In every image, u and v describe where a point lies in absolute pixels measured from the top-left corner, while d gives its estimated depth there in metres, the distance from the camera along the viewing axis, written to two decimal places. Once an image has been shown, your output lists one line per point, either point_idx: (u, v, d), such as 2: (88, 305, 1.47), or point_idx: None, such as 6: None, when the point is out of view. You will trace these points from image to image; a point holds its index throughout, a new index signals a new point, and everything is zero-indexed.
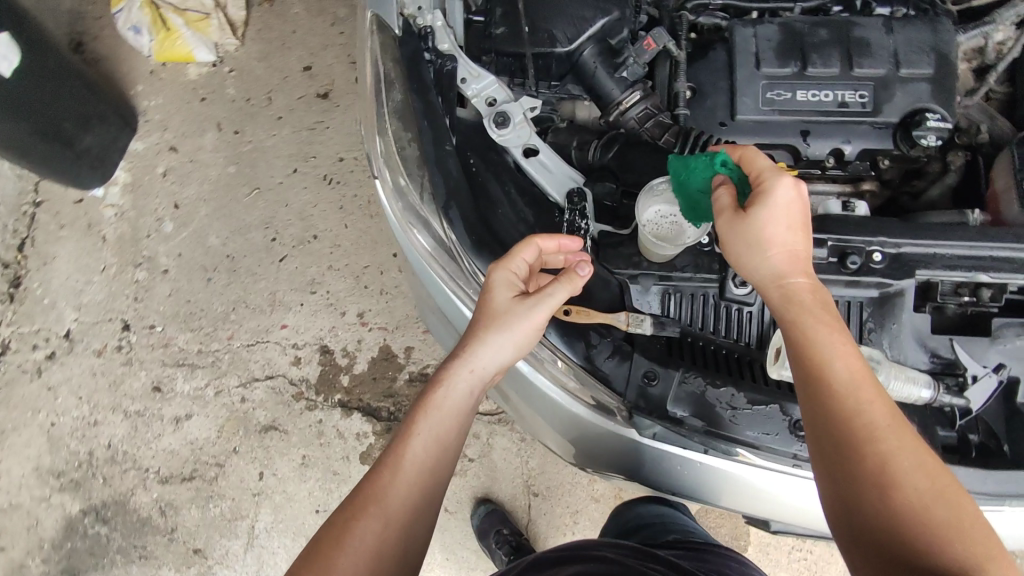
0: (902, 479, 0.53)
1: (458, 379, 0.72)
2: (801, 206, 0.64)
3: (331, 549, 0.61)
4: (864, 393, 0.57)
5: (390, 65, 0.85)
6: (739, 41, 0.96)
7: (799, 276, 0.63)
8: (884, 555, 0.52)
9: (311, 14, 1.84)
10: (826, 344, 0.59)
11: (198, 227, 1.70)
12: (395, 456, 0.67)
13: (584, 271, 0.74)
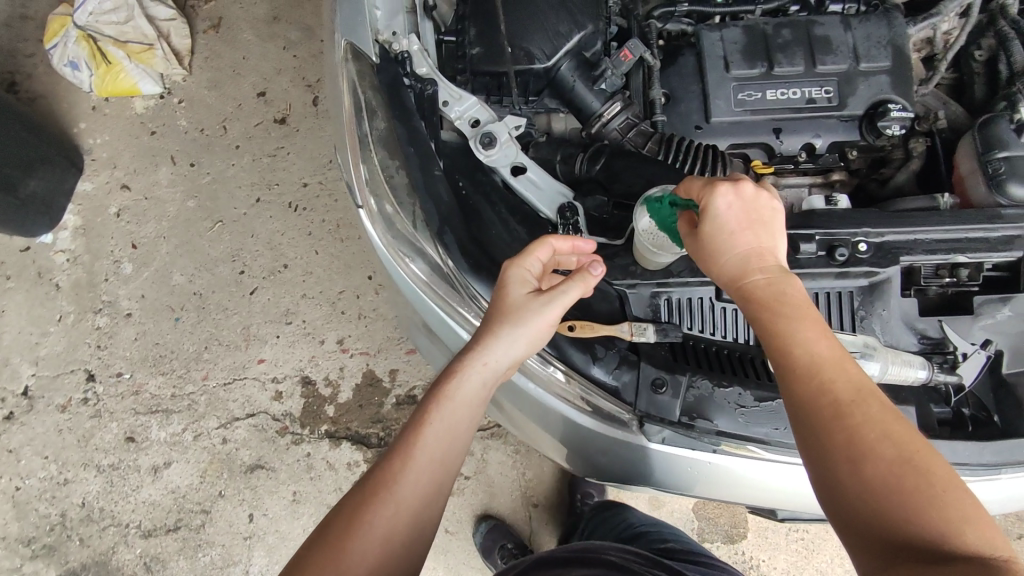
0: (880, 452, 0.50)
1: (467, 373, 0.69)
2: (747, 204, 0.64)
3: (340, 536, 0.59)
4: (831, 370, 0.54)
5: (370, 93, 0.84)
6: (707, 46, 0.98)
7: (758, 272, 0.63)
8: (866, 531, 0.49)
9: (260, 39, 1.79)
10: (797, 328, 0.57)
11: (160, 266, 1.63)
12: (404, 446, 0.65)
13: (598, 271, 0.72)
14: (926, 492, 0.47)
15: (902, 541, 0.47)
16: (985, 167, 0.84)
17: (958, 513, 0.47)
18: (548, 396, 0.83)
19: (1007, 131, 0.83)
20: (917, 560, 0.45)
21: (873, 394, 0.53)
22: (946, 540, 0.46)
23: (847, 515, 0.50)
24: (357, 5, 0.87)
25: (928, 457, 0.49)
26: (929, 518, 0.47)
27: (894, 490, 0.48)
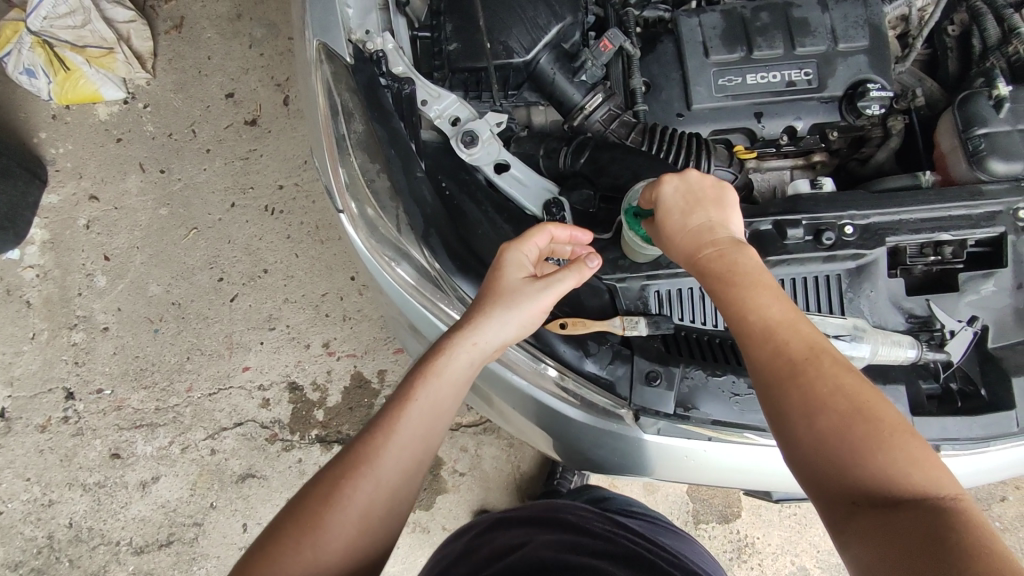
0: (830, 407, 0.51)
1: (457, 353, 0.67)
2: (688, 189, 0.66)
3: (317, 513, 0.58)
4: (784, 331, 0.55)
5: (346, 95, 0.81)
6: (686, 32, 0.97)
7: (710, 244, 0.63)
8: (822, 481, 0.50)
9: (225, 38, 1.73)
10: (755, 294, 0.58)
11: (135, 277, 1.59)
12: (385, 423, 0.63)
13: (594, 263, 0.72)
14: (880, 440, 0.49)
15: (855, 489, 0.48)
16: (965, 144, 0.86)
17: (908, 457, 0.48)
18: (543, 394, 0.81)
19: (986, 107, 0.85)
20: (870, 506, 0.47)
21: (825, 348, 0.54)
22: (896, 484, 0.47)
23: (806, 470, 0.51)
24: (327, 4, 0.82)
25: (876, 405, 0.50)
26: (882, 464, 0.48)
27: (848, 442, 0.49)
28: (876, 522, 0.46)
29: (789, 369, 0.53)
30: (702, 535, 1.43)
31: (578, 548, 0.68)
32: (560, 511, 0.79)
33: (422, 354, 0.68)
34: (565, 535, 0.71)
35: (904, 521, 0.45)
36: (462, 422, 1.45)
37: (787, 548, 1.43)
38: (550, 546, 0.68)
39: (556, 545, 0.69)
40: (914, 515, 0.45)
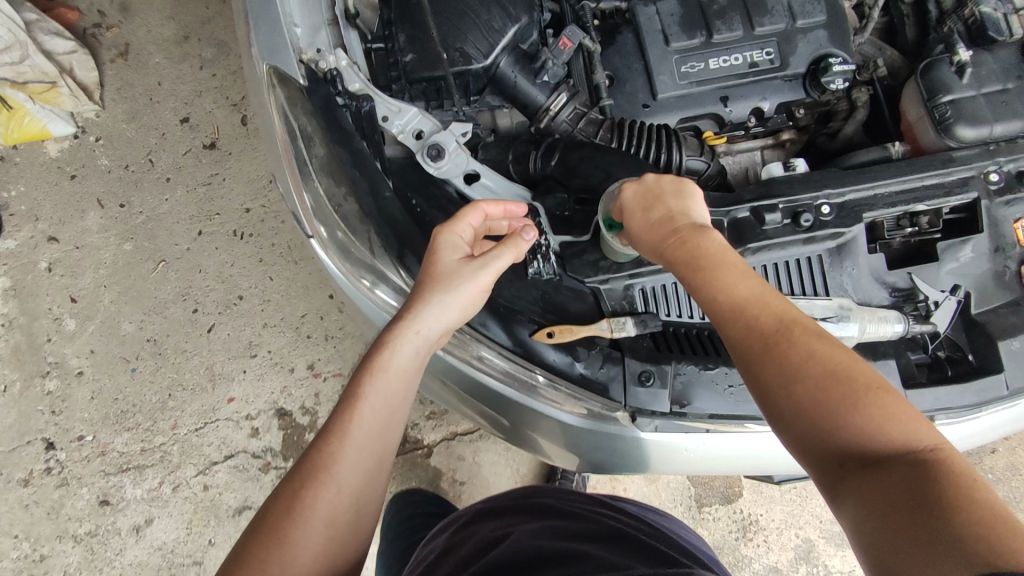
0: (804, 373, 0.49)
1: (400, 345, 0.66)
2: (646, 187, 0.67)
3: (280, 526, 0.56)
4: (752, 305, 0.54)
5: (304, 119, 0.79)
6: (644, 21, 0.96)
7: (672, 230, 0.62)
8: (808, 448, 0.49)
9: (174, 61, 1.68)
10: (720, 271, 0.56)
11: (106, 316, 1.53)
12: (338, 427, 0.62)
13: (530, 237, 0.71)
14: (860, 401, 0.47)
15: (839, 452, 0.47)
16: (931, 112, 0.85)
17: (889, 414, 0.47)
18: (537, 402, 0.78)
19: (948, 74, 0.85)
20: (856, 468, 0.46)
21: (795, 315, 0.53)
22: (877, 443, 0.46)
23: (792, 442, 0.50)
24: (273, 24, 0.78)
25: (852, 367, 0.49)
26: (863, 426, 0.47)
27: (827, 408, 0.48)
28: (863, 484, 0.45)
29: (764, 343, 0.52)
30: (706, 518, 1.43)
31: (566, 533, 0.68)
32: (546, 499, 0.79)
33: (367, 352, 0.67)
34: (553, 521, 0.71)
35: (889, 480, 0.44)
36: (457, 431, 1.43)
37: (790, 521, 1.44)
38: (538, 533, 0.68)
39: (545, 531, 0.68)
40: (898, 473, 0.44)
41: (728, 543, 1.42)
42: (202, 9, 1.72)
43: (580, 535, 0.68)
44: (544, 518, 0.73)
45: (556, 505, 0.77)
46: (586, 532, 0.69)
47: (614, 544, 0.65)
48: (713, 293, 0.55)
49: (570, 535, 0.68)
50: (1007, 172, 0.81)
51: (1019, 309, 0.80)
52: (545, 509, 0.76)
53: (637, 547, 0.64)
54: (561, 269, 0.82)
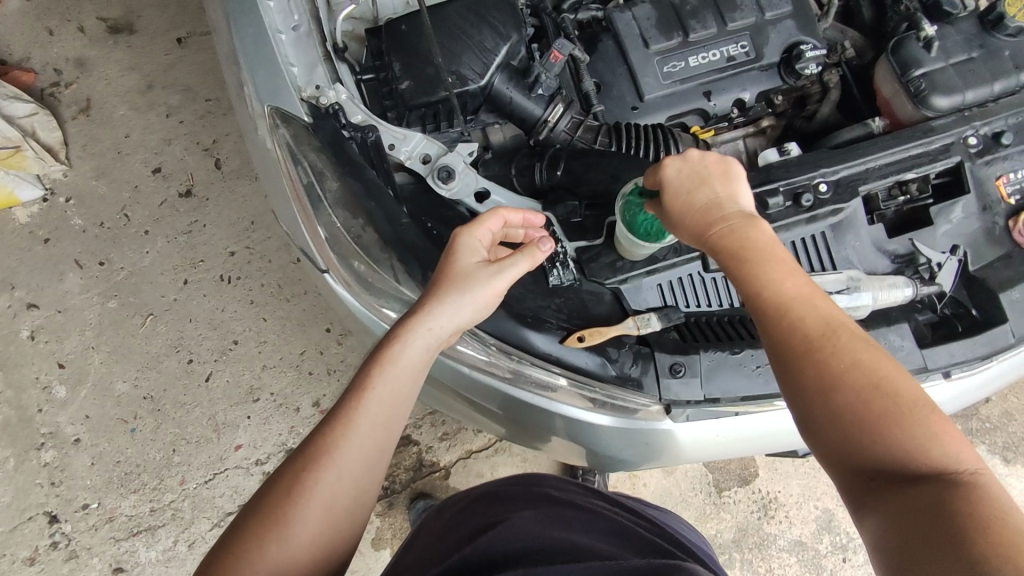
0: (845, 377, 0.48)
1: (410, 342, 0.64)
2: (692, 166, 0.66)
3: (282, 507, 0.56)
4: (796, 304, 0.53)
5: (314, 155, 0.79)
6: (622, 26, 0.98)
7: (717, 224, 0.61)
8: (837, 451, 0.49)
9: (139, 112, 1.64)
10: (764, 267, 0.55)
11: (98, 378, 1.48)
12: (343, 417, 0.61)
13: (546, 247, 0.72)
14: (894, 419, 0.47)
15: (872, 463, 0.47)
16: (907, 86, 0.91)
17: (924, 434, 0.46)
18: (560, 405, 0.81)
19: (917, 49, 0.90)
20: (888, 481, 0.46)
21: (841, 321, 0.51)
22: (913, 458, 0.46)
23: (818, 444, 0.50)
24: (271, 66, 0.79)
25: (897, 381, 0.48)
26: (899, 441, 0.46)
27: (862, 419, 0.48)
28: (890, 500, 0.45)
29: (804, 341, 0.50)
30: (727, 502, 1.44)
31: (565, 522, 0.67)
32: (545, 487, 0.78)
33: (377, 346, 0.65)
34: (550, 509, 0.71)
35: (918, 502, 0.44)
36: (471, 448, 1.42)
37: (807, 494, 1.46)
38: (532, 520, 0.67)
39: (540, 518, 0.67)
40: (929, 496, 0.44)
41: (752, 523, 1.43)
42: (161, 56, 1.68)
43: (578, 525, 0.67)
44: (533, 502, 0.73)
45: (543, 486, 0.78)
46: (584, 523, 0.68)
47: (614, 536, 0.67)
48: (760, 287, 0.54)
49: (567, 525, 0.67)
50: (984, 135, 0.86)
51: (1010, 262, 0.85)
52: (529, 492, 0.76)
53: (634, 536, 0.68)
54: (580, 274, 0.85)
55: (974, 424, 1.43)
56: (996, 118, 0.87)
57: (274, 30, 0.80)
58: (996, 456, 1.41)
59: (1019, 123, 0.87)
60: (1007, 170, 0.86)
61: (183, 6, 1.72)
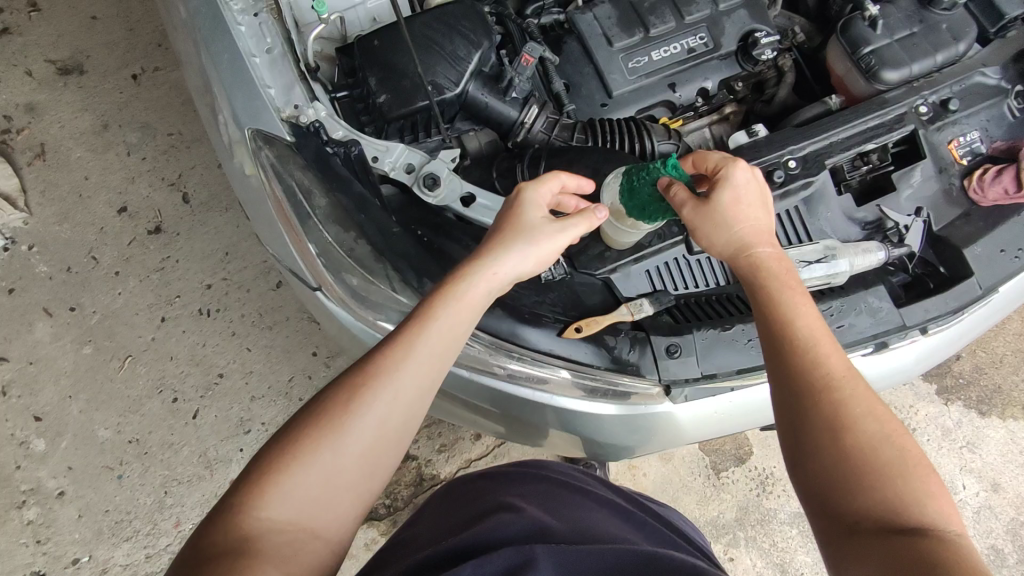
0: (852, 422, 0.55)
1: (474, 283, 0.65)
2: (758, 185, 0.71)
3: (337, 416, 0.58)
4: (817, 345, 0.59)
5: (299, 174, 0.80)
6: (585, 28, 1.02)
7: (765, 246, 0.69)
8: (830, 490, 0.54)
9: (97, 152, 1.60)
10: (789, 306, 0.62)
11: (77, 428, 1.41)
12: (403, 344, 0.61)
13: (603, 214, 0.73)
14: (891, 472, 0.53)
15: (862, 509, 0.52)
16: (858, 63, 0.96)
17: (915, 493, 0.52)
18: (557, 398, 0.83)
19: (863, 28, 0.96)
20: (877, 527, 0.51)
21: (859, 377, 0.57)
22: (901, 510, 0.51)
23: (812, 480, 0.55)
24: (249, 89, 0.80)
25: (896, 438, 0.54)
26: (888, 491, 0.52)
27: (861, 464, 0.53)
28: (872, 540, 0.50)
29: (817, 379, 0.57)
30: (726, 483, 1.45)
31: (561, 508, 0.73)
32: (543, 470, 0.84)
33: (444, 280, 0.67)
34: (549, 493, 0.76)
35: (901, 546, 0.49)
36: (470, 457, 1.41)
37: None
38: (532, 506, 0.71)
39: (541, 504, 0.73)
40: (911, 543, 0.49)
41: (752, 501, 1.44)
42: (115, 94, 1.65)
43: (579, 508, 0.74)
44: (533, 485, 0.79)
45: (538, 469, 0.83)
46: (583, 507, 0.75)
47: (604, 514, 0.74)
48: (785, 324, 0.61)
49: (564, 506, 0.74)
50: (933, 104, 0.92)
51: (971, 219, 0.90)
52: (526, 474, 0.81)
53: (646, 526, 0.77)
54: (570, 268, 0.89)
55: (948, 381, 1.49)
56: (942, 87, 0.93)
57: (248, 54, 0.82)
58: (972, 410, 1.48)
59: (962, 90, 0.93)
60: (958, 134, 0.92)
61: (133, 43, 1.70)
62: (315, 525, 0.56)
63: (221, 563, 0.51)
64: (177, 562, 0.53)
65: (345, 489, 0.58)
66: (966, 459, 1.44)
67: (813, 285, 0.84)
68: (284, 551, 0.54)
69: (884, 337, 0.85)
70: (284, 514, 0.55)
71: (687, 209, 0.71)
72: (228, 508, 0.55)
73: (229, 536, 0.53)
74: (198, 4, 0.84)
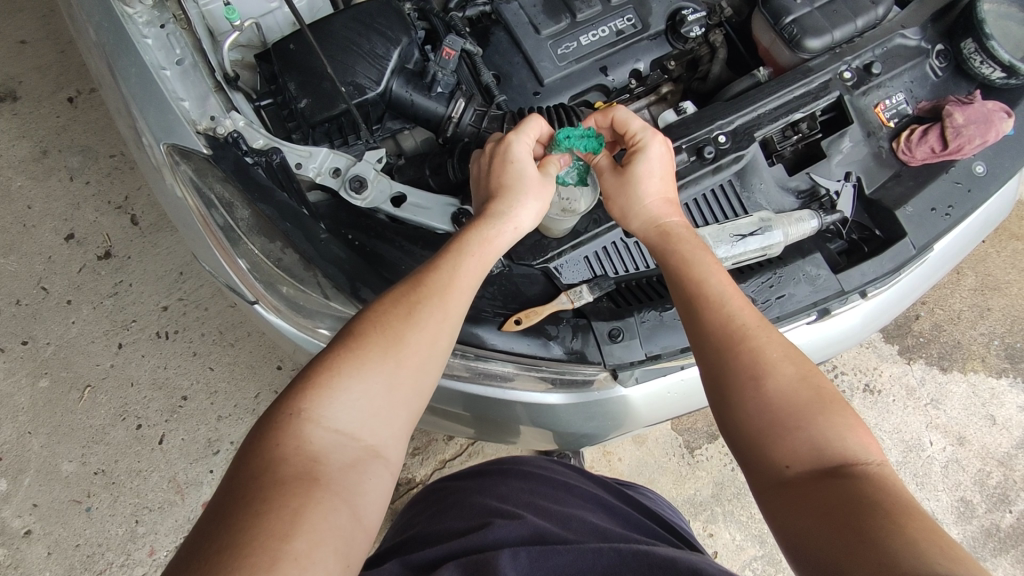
0: (779, 372, 0.60)
1: (502, 226, 0.71)
2: (661, 160, 0.77)
3: (398, 328, 0.61)
4: (729, 300, 0.65)
5: (220, 187, 0.79)
6: (511, 17, 1.01)
7: (674, 215, 0.76)
8: (777, 440, 0.58)
9: (39, 180, 1.54)
10: (703, 267, 0.69)
11: (40, 463, 1.33)
12: (445, 267, 0.66)
13: (563, 160, 0.81)
14: (822, 417, 0.58)
15: (799, 453, 0.57)
16: (782, 34, 0.96)
17: (840, 429, 0.57)
18: (512, 392, 0.82)
19: None
20: (818, 470, 0.56)
21: (771, 327, 0.63)
22: (836, 450, 0.56)
23: (749, 437, 0.60)
24: (162, 104, 0.78)
25: (824, 386, 0.60)
26: (825, 435, 0.57)
27: (801, 413, 0.58)
28: (811, 488, 0.54)
29: (738, 333, 0.62)
30: (701, 460, 1.43)
31: (551, 505, 0.74)
32: (525, 464, 0.85)
33: (469, 222, 0.71)
34: (541, 491, 0.78)
35: (837, 486, 0.53)
36: (445, 458, 1.36)
37: None
38: (521, 508, 0.72)
39: (530, 505, 0.73)
40: (844, 482, 0.54)
41: (727, 476, 1.42)
42: (51, 119, 1.60)
43: (567, 505, 0.75)
44: (522, 479, 0.80)
45: (515, 463, 0.86)
46: (571, 504, 0.76)
47: (582, 506, 0.75)
48: (700, 283, 0.67)
49: (555, 502, 0.75)
50: (857, 68, 0.94)
51: (901, 180, 0.92)
52: (506, 469, 0.83)
53: (631, 519, 0.78)
54: (508, 261, 0.90)
55: (909, 341, 1.51)
56: (864, 51, 0.94)
57: (158, 67, 0.80)
58: (934, 366, 1.50)
59: (885, 53, 0.95)
60: (884, 97, 0.95)
61: (66, 66, 1.65)
62: (367, 439, 0.58)
63: (292, 483, 0.52)
64: (231, 485, 0.52)
65: (397, 404, 0.60)
66: (932, 415, 1.46)
67: (749, 258, 0.85)
68: (343, 472, 0.55)
69: (824, 303, 0.85)
70: (342, 421, 0.57)
71: (605, 178, 0.81)
72: (287, 425, 0.55)
73: (297, 456, 0.54)
74: (101, 19, 0.81)
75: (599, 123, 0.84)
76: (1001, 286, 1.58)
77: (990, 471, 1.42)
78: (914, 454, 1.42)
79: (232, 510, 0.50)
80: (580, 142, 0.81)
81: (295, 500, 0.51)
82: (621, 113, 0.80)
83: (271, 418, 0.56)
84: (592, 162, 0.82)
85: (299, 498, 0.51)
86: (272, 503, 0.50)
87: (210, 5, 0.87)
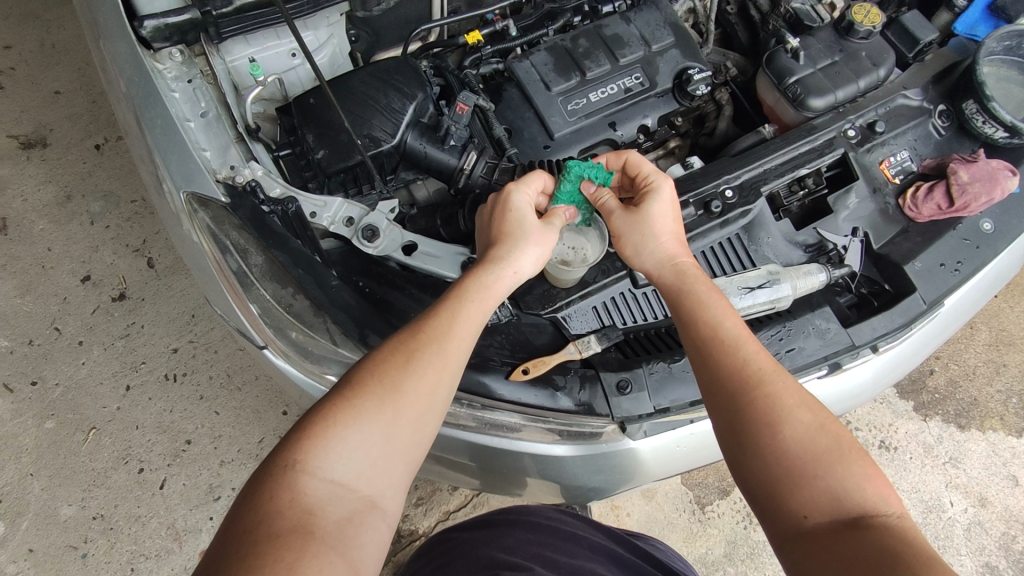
0: (792, 420, 0.59)
1: (502, 275, 0.72)
2: (671, 202, 0.80)
3: (396, 376, 0.61)
4: (742, 345, 0.65)
5: (235, 234, 0.80)
6: (523, 75, 1.05)
7: (684, 255, 0.77)
8: (790, 492, 0.56)
9: (60, 223, 1.58)
10: (715, 311, 0.68)
11: (39, 507, 1.31)
12: (446, 315, 0.66)
13: (569, 215, 0.82)
14: (838, 466, 0.56)
15: (814, 505, 0.55)
16: (785, 93, 0.99)
17: (855, 480, 0.56)
18: (519, 442, 0.81)
19: (787, 61, 1.00)
20: (834, 522, 0.54)
21: (785, 373, 0.62)
22: (852, 501, 0.55)
23: (763, 487, 0.58)
24: (184, 154, 0.81)
25: (839, 433, 0.59)
26: (840, 485, 0.55)
27: (814, 463, 0.57)
28: (828, 542, 0.53)
29: (750, 380, 0.61)
30: (712, 517, 1.39)
31: (559, 557, 0.72)
32: (532, 514, 0.83)
33: (470, 270, 0.72)
34: (548, 543, 0.76)
35: (856, 540, 0.52)
36: (449, 509, 1.33)
37: None
38: (529, 562, 0.70)
39: (538, 559, 0.71)
40: (863, 537, 0.52)
41: (740, 534, 1.37)
42: (78, 164, 1.65)
43: (575, 558, 0.73)
44: (530, 531, 0.78)
45: (523, 513, 0.84)
46: (579, 557, 0.73)
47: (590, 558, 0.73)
48: (713, 328, 0.66)
49: (563, 554, 0.73)
50: (860, 126, 0.96)
51: (909, 235, 0.92)
52: (514, 519, 0.81)
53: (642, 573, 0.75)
54: (517, 309, 0.89)
55: (924, 397, 1.48)
56: (867, 110, 0.97)
57: (182, 119, 0.83)
58: (951, 424, 1.46)
59: (887, 112, 0.98)
60: (888, 154, 0.96)
61: (96, 115, 1.72)
62: (365, 488, 0.57)
63: (288, 536, 0.51)
64: (225, 538, 0.51)
65: (395, 451, 0.60)
66: (952, 474, 1.41)
67: (758, 311, 0.85)
68: (341, 524, 0.54)
69: (835, 357, 0.84)
70: (340, 471, 0.56)
71: (615, 216, 0.81)
72: (285, 476, 0.54)
73: (293, 509, 0.53)
74: (132, 74, 0.85)
75: (610, 163, 0.86)
76: (1016, 342, 1.55)
77: (1015, 535, 1.37)
78: (935, 515, 1.37)
79: (226, 566, 0.49)
80: (591, 173, 0.85)
81: (289, 554, 0.50)
82: (634, 156, 0.83)
83: (268, 468, 0.55)
84: (599, 201, 0.84)
85: (293, 552, 0.50)
86: (267, 558, 0.49)
87: (235, 61, 0.91)
